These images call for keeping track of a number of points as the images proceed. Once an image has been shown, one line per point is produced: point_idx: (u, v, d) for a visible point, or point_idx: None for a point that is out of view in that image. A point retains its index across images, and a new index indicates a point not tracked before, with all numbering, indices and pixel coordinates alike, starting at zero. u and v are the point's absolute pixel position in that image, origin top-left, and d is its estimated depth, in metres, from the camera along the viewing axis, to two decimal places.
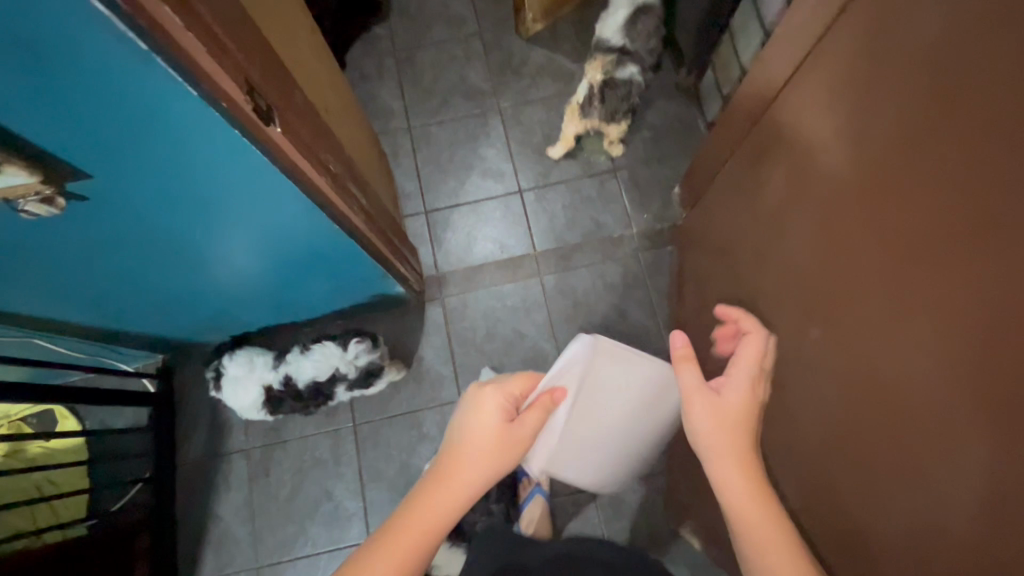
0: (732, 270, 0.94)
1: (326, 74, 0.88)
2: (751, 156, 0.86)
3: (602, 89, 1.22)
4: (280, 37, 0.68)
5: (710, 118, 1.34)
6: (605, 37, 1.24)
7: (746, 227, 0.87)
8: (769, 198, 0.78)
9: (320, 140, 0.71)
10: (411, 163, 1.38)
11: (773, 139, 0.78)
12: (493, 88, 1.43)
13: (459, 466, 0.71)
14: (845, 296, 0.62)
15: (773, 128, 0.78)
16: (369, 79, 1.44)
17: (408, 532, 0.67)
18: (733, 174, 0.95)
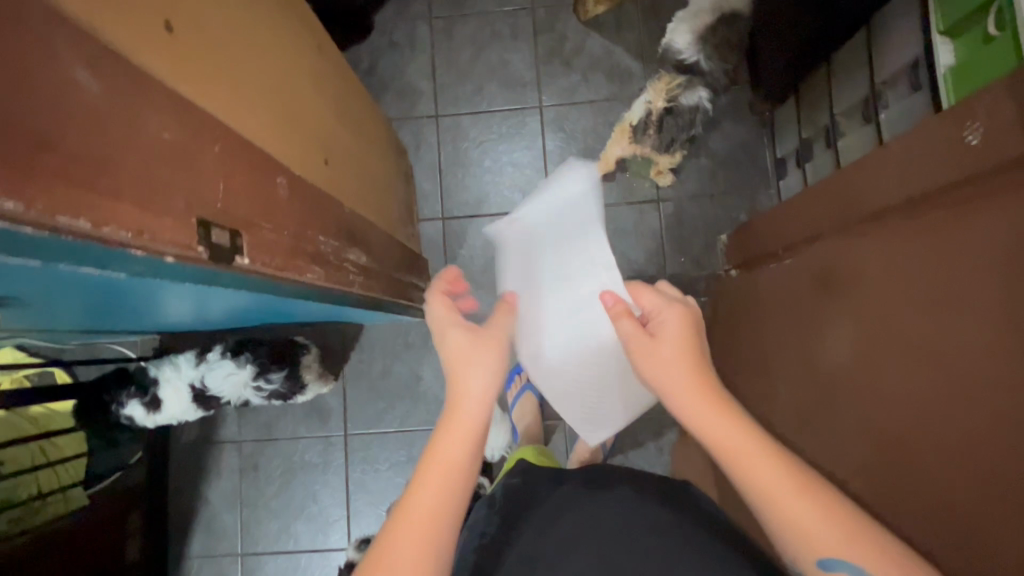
0: (763, 379, 0.83)
1: (335, 103, 0.74)
2: (814, 271, 0.72)
3: (661, 117, 1.08)
4: (273, 98, 0.55)
5: (780, 155, 1.16)
6: (677, 48, 1.07)
7: (790, 349, 0.76)
8: (827, 341, 0.66)
9: (314, 219, 0.61)
10: (434, 158, 1.25)
11: (847, 273, 0.64)
12: (537, 79, 1.25)
13: (467, 366, 0.61)
14: (901, 494, 0.54)
15: (850, 260, 0.65)
16: (398, 49, 1.27)
17: (447, 438, 0.56)
18: (786, 273, 0.81)
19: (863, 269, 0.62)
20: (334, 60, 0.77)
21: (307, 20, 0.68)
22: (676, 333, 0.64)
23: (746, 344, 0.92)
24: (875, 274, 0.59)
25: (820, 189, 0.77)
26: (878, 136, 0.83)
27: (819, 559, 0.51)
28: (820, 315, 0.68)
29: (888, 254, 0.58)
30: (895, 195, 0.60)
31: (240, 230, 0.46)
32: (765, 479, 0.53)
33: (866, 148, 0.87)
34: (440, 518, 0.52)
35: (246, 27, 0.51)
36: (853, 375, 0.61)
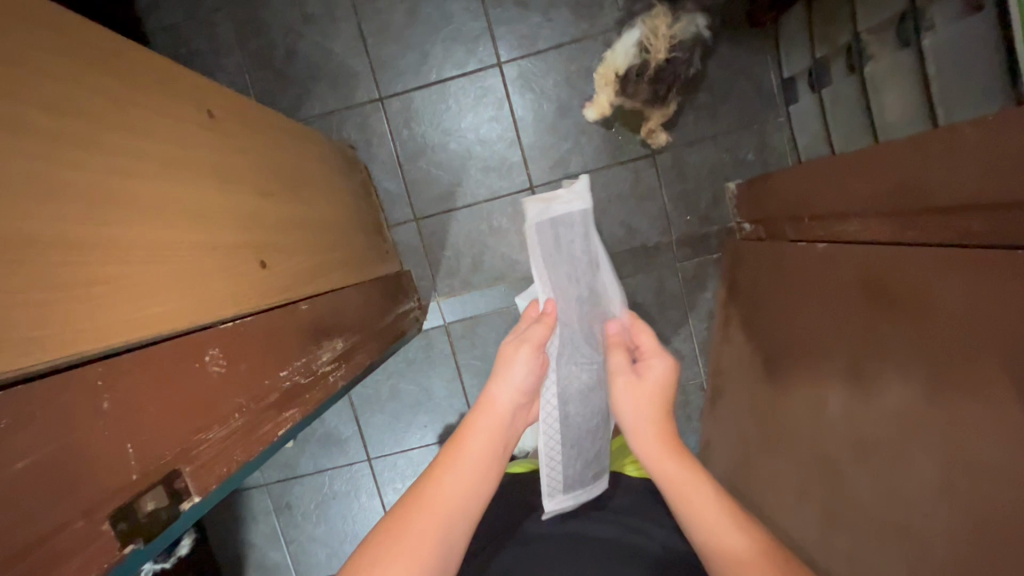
0: (798, 376, 0.76)
1: (255, 175, 0.59)
2: (864, 274, 0.62)
3: (660, 66, 0.91)
4: (171, 247, 0.42)
5: (788, 74, 0.99)
6: None
7: (835, 356, 0.67)
8: (886, 364, 0.58)
9: (270, 359, 0.50)
10: (390, 152, 1.08)
11: (907, 286, 0.55)
12: (488, 30, 1.04)
13: (501, 378, 0.62)
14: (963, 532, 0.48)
15: (912, 274, 0.54)
16: (316, 22, 1.05)
17: (481, 423, 0.60)
18: (823, 260, 0.71)
19: (919, 288, 0.53)
20: (240, 115, 0.60)
21: (186, 88, 0.51)
22: (659, 380, 0.65)
23: (773, 325, 0.84)
24: (949, 300, 0.49)
25: (859, 160, 0.64)
26: (919, 64, 0.68)
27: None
28: (875, 333, 0.59)
29: (960, 277, 0.48)
30: (970, 198, 0.48)
31: (176, 467, 0.36)
32: (708, 517, 0.56)
33: (902, 77, 0.72)
34: (466, 500, 0.55)
35: (95, 182, 0.37)
36: (920, 414, 0.53)
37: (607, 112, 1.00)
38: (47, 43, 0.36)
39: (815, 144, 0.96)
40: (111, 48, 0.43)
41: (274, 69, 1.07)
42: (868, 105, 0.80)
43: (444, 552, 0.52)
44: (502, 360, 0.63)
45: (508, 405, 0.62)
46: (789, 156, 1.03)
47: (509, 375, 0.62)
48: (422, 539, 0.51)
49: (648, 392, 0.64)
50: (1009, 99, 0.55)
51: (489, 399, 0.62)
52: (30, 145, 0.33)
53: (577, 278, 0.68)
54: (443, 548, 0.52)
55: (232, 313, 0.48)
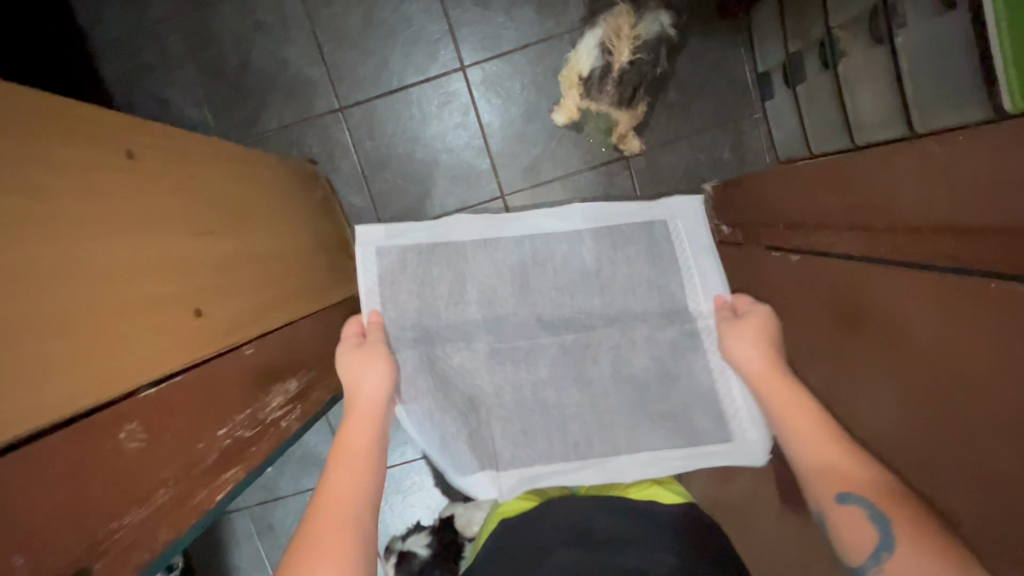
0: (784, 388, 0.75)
1: (189, 215, 0.55)
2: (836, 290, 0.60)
3: (622, 69, 0.90)
4: (72, 320, 0.38)
5: (762, 68, 0.95)
6: None
7: (819, 372, 0.66)
8: (865, 385, 0.57)
9: (204, 418, 0.48)
10: (353, 164, 1.04)
11: (876, 306, 0.53)
12: (449, 32, 0.99)
13: (362, 374, 0.66)
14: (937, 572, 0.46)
15: (887, 293, 0.52)
16: (269, 31, 1.01)
17: (353, 423, 0.62)
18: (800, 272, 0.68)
19: (887, 309, 0.52)
20: (170, 151, 0.56)
21: (99, 131, 0.47)
22: (763, 325, 0.72)
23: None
24: (916, 326, 0.48)
25: (834, 169, 0.61)
26: (892, 65, 0.64)
27: (835, 496, 0.52)
28: (852, 349, 0.58)
29: (935, 303, 0.45)
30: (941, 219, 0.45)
31: (86, 564, 0.35)
32: (825, 452, 0.55)
33: (875, 77, 0.68)
34: (360, 482, 0.56)
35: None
36: (899, 439, 0.52)
37: (575, 117, 0.98)
38: None
39: (792, 141, 0.92)
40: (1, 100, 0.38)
41: (228, 81, 1.02)
42: (843, 104, 0.76)
43: (351, 535, 0.51)
44: (358, 364, 0.68)
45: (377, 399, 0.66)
46: (766, 154, 1.00)
47: (371, 372, 0.67)
48: (336, 531, 0.50)
49: (756, 327, 0.72)
50: (983, 105, 0.52)
51: (363, 403, 0.65)
52: None
53: (484, 301, 0.88)
54: (350, 531, 0.51)
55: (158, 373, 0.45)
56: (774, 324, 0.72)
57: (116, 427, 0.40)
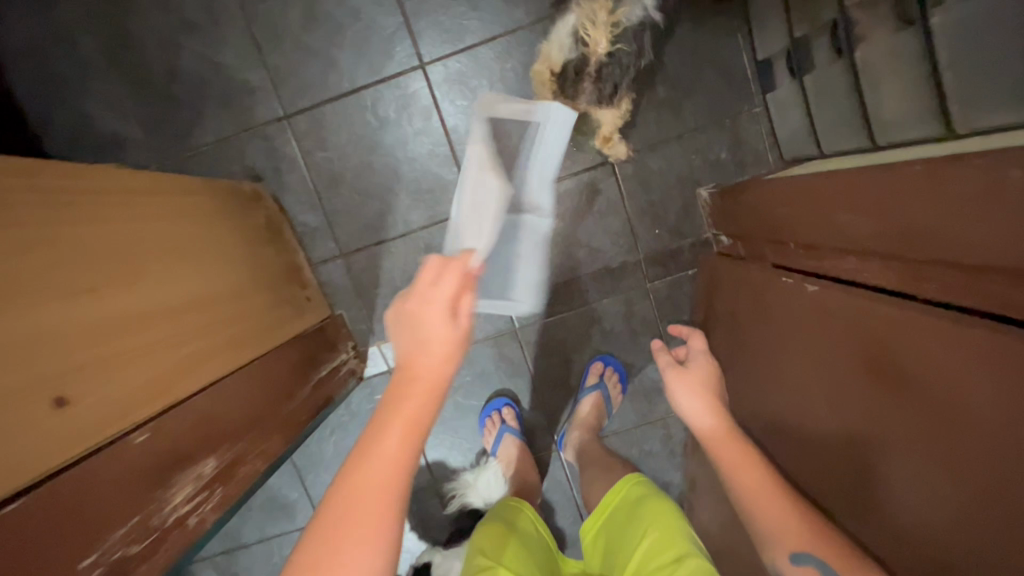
0: (784, 446, 0.62)
1: (57, 271, 0.44)
2: (859, 336, 0.48)
3: (603, 63, 0.78)
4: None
5: (762, 56, 0.83)
6: None
7: (827, 436, 0.53)
8: (890, 465, 0.44)
9: (53, 553, 0.37)
10: (304, 178, 0.92)
11: (913, 367, 0.41)
12: (405, 24, 0.87)
13: (432, 332, 0.44)
14: None
15: (909, 350, 0.41)
16: (200, 30, 0.89)
17: (410, 394, 0.43)
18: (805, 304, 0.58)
19: (931, 373, 0.39)
20: (31, 190, 0.45)
21: None
22: (706, 368, 0.68)
23: (753, 373, 0.70)
24: (979, 403, 0.35)
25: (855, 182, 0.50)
26: (925, 53, 0.53)
27: (789, 553, 0.49)
28: (875, 415, 0.45)
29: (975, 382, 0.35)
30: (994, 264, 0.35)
31: None
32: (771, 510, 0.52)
33: (902, 67, 0.57)
34: (409, 466, 0.41)
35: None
36: (941, 548, 0.39)
37: None
38: None
39: (799, 139, 0.81)
40: None
41: (157, 90, 0.90)
42: (860, 98, 0.65)
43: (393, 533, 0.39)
44: (416, 316, 0.45)
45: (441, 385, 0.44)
46: (768, 153, 0.88)
47: (447, 350, 0.44)
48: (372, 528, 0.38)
49: (700, 376, 0.67)
50: None
51: (420, 378, 0.43)
52: None
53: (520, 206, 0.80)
54: (388, 527, 0.39)
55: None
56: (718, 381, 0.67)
57: None
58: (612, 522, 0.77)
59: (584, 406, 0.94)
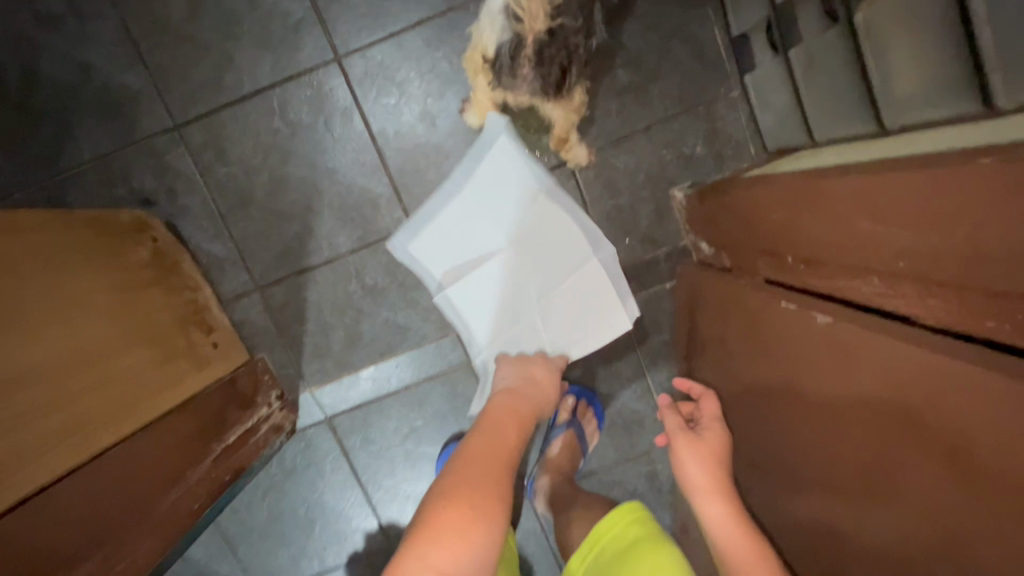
0: (800, 530, 0.48)
1: None
2: (908, 403, 0.34)
3: (542, 45, 0.65)
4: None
5: (736, 29, 0.71)
6: None
7: (855, 526, 0.40)
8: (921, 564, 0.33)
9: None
10: (205, 201, 0.76)
11: (1012, 459, 0.27)
12: (313, 8, 0.72)
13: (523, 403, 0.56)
14: None
15: (949, 413, 0.31)
16: (61, 27, 0.73)
17: (504, 413, 0.53)
18: (806, 340, 0.45)
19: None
20: None
21: None
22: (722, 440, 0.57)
23: (746, 416, 0.57)
24: None
25: (873, 183, 0.38)
26: (950, 3, 0.41)
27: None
28: (954, 524, 0.31)
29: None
30: None
31: None
32: None
33: (918, 25, 0.44)
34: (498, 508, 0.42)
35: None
36: None
37: (493, 117, 0.72)
38: None
39: (786, 125, 0.68)
40: None
41: (15, 105, 0.74)
42: (862, 69, 0.52)
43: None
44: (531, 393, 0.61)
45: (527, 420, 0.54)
46: (750, 143, 0.76)
47: (527, 401, 0.58)
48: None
49: (715, 443, 0.57)
50: None
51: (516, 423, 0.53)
52: None
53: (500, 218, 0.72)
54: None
55: None
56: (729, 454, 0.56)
57: None
58: (601, 560, 0.62)
59: (554, 447, 0.82)
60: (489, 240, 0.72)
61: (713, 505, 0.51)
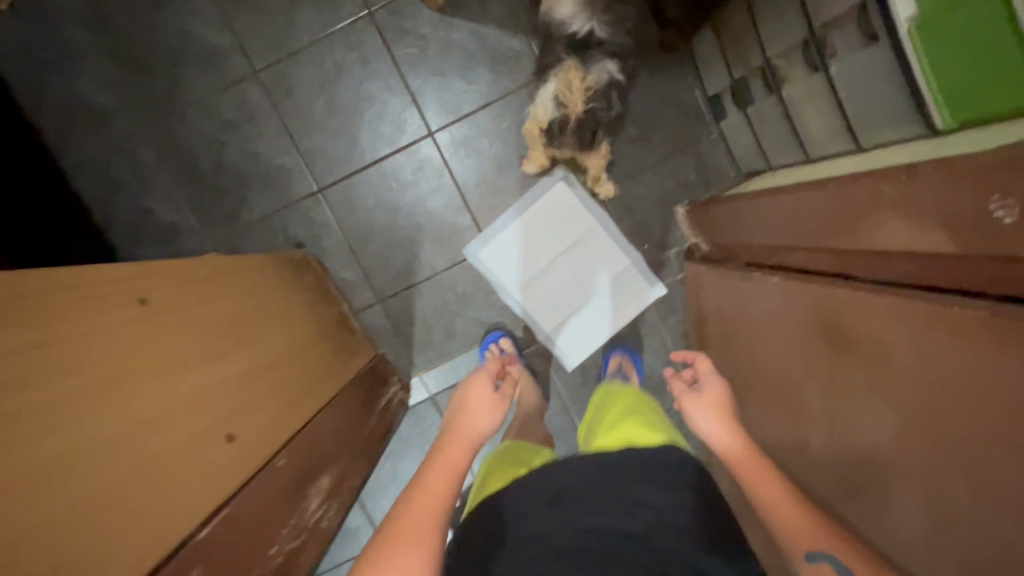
0: (765, 420, 0.74)
1: (199, 342, 0.58)
2: (825, 311, 0.59)
3: (579, 118, 0.91)
4: (108, 491, 0.41)
5: (711, 92, 1.01)
6: (563, 20, 0.85)
7: (800, 400, 0.64)
8: (827, 407, 0.58)
9: (239, 548, 0.51)
10: (340, 241, 1.06)
11: (872, 323, 0.51)
12: (412, 100, 1.03)
13: (469, 412, 0.60)
14: (882, 530, 0.50)
15: (848, 311, 0.55)
16: (238, 127, 1.04)
17: (453, 445, 0.54)
18: (765, 294, 0.73)
19: (876, 326, 0.50)
20: (174, 285, 0.59)
21: (108, 288, 0.50)
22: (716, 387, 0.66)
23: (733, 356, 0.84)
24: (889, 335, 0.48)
25: (795, 199, 0.67)
26: (831, 91, 0.70)
27: (804, 550, 0.48)
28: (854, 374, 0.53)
29: (879, 317, 0.50)
30: (882, 247, 0.52)
31: None
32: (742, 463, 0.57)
33: (818, 99, 0.73)
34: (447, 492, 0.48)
35: (13, 465, 0.36)
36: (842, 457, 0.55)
37: (545, 164, 1.01)
38: None
39: (752, 156, 0.97)
40: (25, 297, 0.41)
41: (206, 183, 1.05)
42: (792, 123, 0.81)
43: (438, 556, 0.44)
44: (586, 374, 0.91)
45: (478, 439, 0.57)
46: (729, 169, 1.05)
47: (487, 413, 0.60)
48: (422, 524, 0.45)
49: (715, 401, 0.64)
50: (920, 126, 0.58)
51: (464, 430, 0.57)
52: None
53: (564, 243, 1.05)
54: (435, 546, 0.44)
55: (201, 500, 0.50)
56: (730, 400, 0.65)
57: (181, 554, 0.45)
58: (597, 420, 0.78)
59: None
60: (558, 259, 1.05)
61: (707, 424, 0.62)
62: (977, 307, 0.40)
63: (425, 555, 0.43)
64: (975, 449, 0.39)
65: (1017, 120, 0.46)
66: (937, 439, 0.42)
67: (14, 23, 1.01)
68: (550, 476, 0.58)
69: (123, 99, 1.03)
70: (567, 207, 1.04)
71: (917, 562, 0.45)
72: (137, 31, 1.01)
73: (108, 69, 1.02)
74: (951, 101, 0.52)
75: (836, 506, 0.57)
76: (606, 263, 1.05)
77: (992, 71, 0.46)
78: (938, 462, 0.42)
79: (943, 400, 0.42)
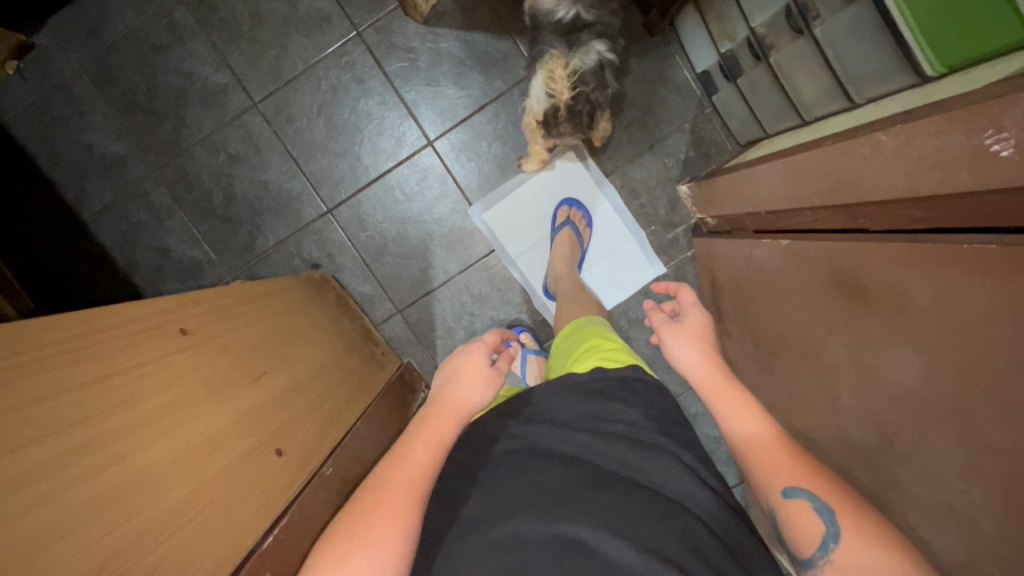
0: (790, 384, 0.75)
1: (241, 365, 0.61)
2: (838, 268, 0.60)
3: (569, 107, 0.90)
4: (179, 509, 0.44)
5: (699, 70, 1.02)
6: (547, 8, 0.86)
7: (823, 358, 0.65)
8: (850, 360, 0.59)
9: (303, 555, 0.54)
10: (355, 258, 1.09)
11: (884, 273, 0.52)
12: (409, 112, 1.06)
13: (462, 383, 0.55)
14: (916, 474, 0.51)
15: (860, 265, 0.56)
16: (244, 158, 1.07)
17: (440, 418, 0.51)
18: (775, 258, 0.74)
19: (888, 276, 0.52)
20: (211, 313, 0.62)
21: (156, 321, 0.53)
22: (701, 324, 0.67)
23: (750, 325, 0.85)
24: (900, 282, 0.50)
25: (796, 162, 0.68)
26: (818, 53, 0.71)
27: (781, 487, 0.50)
28: (873, 326, 0.54)
29: (889, 267, 0.51)
30: (886, 198, 0.53)
31: None
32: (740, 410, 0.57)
33: (807, 62, 0.74)
34: (431, 462, 0.48)
35: (92, 493, 0.38)
36: (869, 407, 0.57)
37: (546, 158, 1.02)
38: (48, 369, 0.40)
39: (747, 127, 0.99)
40: (87, 336, 0.44)
41: (219, 217, 1.08)
42: (783, 89, 0.82)
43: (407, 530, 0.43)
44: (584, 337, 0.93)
45: (468, 412, 0.54)
46: (726, 142, 1.06)
47: (480, 386, 0.55)
48: (400, 492, 0.45)
49: (698, 332, 0.65)
50: (911, 76, 0.59)
51: (453, 402, 0.53)
52: (53, 481, 0.37)
53: None
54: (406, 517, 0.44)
55: (261, 513, 0.53)
56: (713, 330, 0.66)
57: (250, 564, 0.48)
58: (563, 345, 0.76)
59: None
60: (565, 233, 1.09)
61: (689, 354, 0.64)
62: (983, 243, 0.41)
63: (406, 526, 0.43)
64: (996, 377, 0.40)
65: (1004, 57, 0.47)
66: (960, 375, 0.43)
67: (24, 86, 1.05)
68: (537, 409, 0.58)
69: (132, 145, 1.06)
70: (568, 184, 1.08)
71: (955, 497, 0.46)
72: (139, 79, 1.05)
73: (116, 118, 1.06)
74: (938, 48, 0.53)
75: (869, 456, 0.58)
76: (612, 235, 1.09)
77: (975, 14, 0.47)
78: (963, 397, 0.44)
79: (960, 336, 0.43)
